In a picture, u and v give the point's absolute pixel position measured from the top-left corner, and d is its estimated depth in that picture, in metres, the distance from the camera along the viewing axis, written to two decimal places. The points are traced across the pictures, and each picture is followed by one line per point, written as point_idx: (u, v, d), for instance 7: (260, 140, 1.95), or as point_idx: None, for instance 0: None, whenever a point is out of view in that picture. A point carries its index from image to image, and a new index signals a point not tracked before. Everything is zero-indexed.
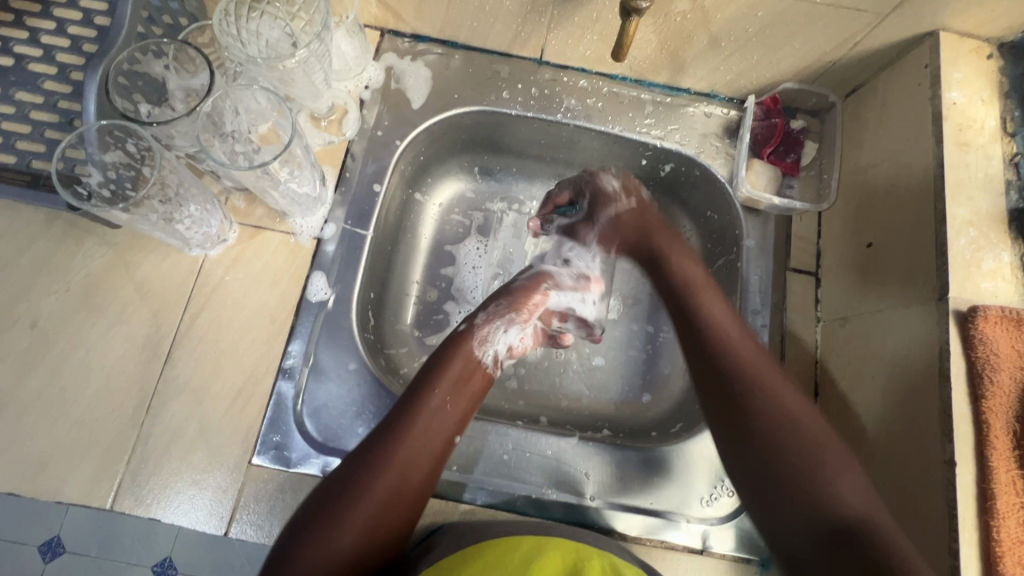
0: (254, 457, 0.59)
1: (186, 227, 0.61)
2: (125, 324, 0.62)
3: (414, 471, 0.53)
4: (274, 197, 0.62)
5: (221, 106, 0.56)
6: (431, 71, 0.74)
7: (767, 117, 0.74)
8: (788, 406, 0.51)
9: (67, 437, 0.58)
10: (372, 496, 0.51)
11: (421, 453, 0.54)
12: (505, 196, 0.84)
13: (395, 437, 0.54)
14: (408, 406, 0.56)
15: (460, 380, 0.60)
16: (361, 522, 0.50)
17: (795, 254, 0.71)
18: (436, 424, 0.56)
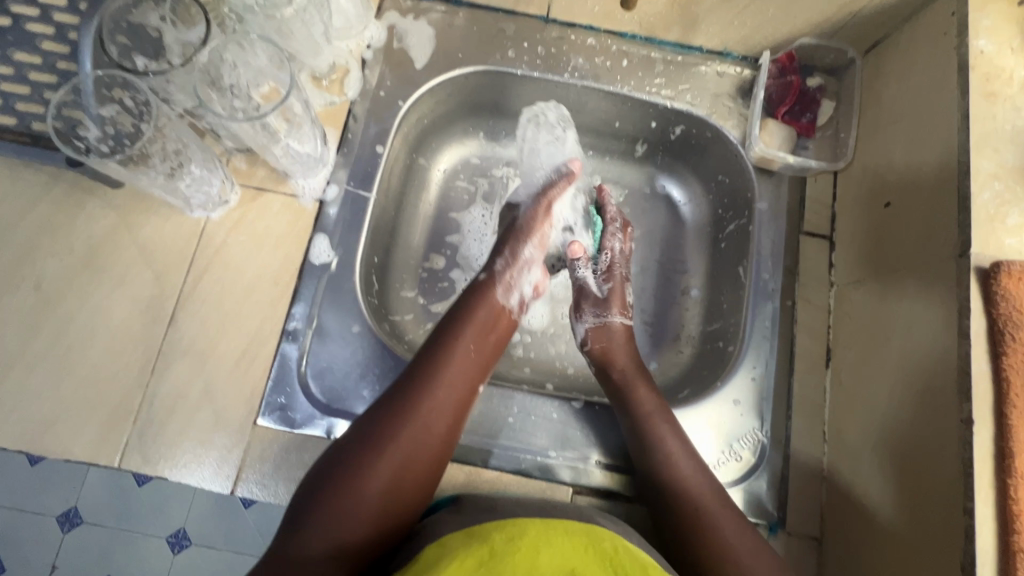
0: (259, 418, 0.59)
1: (187, 185, 0.61)
2: (129, 286, 0.61)
3: (438, 416, 0.54)
4: (276, 151, 0.61)
5: (219, 59, 0.55)
6: (434, 30, 0.72)
7: (782, 75, 0.70)
8: (686, 475, 0.57)
9: (75, 396, 0.58)
10: (396, 448, 0.51)
11: (445, 406, 0.55)
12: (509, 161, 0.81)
13: (418, 389, 0.55)
14: (430, 361, 0.57)
15: (484, 330, 0.61)
16: (388, 473, 0.50)
17: (809, 217, 0.69)
18: (457, 376, 0.57)
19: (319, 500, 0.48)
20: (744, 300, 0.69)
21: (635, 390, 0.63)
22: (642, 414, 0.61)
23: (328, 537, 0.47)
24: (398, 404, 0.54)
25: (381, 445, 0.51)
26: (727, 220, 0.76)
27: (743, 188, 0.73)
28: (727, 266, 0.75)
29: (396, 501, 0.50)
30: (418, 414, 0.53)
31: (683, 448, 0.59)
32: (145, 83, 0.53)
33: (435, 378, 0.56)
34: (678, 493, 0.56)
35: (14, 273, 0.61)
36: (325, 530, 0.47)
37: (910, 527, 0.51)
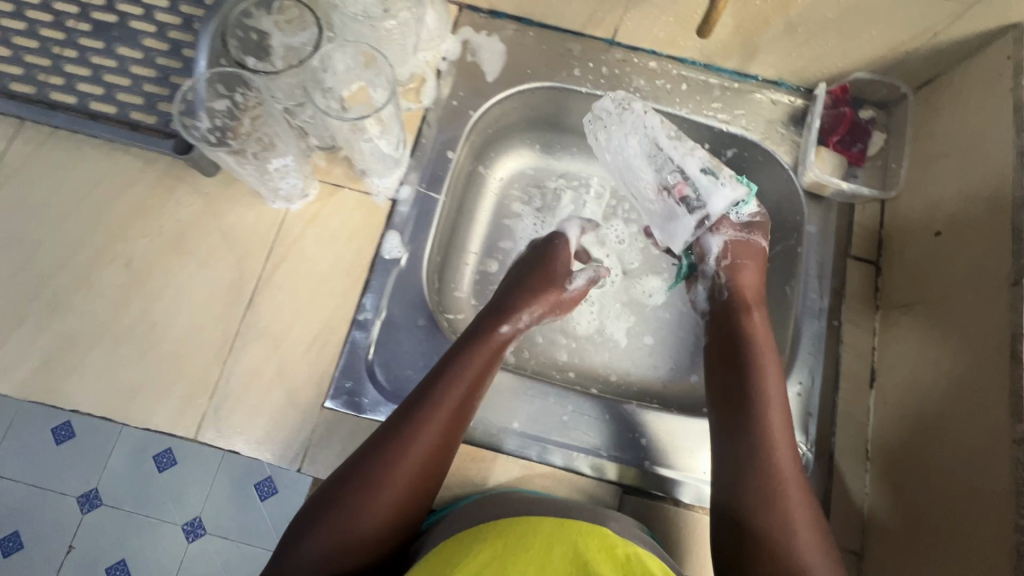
0: (326, 402, 0.62)
1: (276, 175, 0.63)
2: (212, 268, 0.65)
3: (426, 456, 0.55)
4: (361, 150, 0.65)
5: (325, 61, 0.59)
6: (506, 47, 0.76)
7: (835, 107, 0.74)
8: (785, 479, 0.57)
9: (158, 368, 0.62)
10: (419, 439, 0.55)
11: (460, 402, 0.58)
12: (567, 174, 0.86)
13: (440, 386, 0.59)
14: (456, 359, 0.61)
15: (477, 376, 0.60)
16: (412, 462, 0.55)
17: (857, 242, 0.72)
18: (475, 373, 0.60)
19: (352, 480, 0.54)
20: (791, 318, 0.71)
21: (760, 355, 0.65)
22: (756, 378, 0.63)
23: (361, 511, 0.53)
24: (422, 398, 0.58)
25: (406, 438, 0.55)
26: (774, 241, 0.79)
27: (793, 211, 0.76)
28: (773, 285, 0.77)
29: (418, 485, 0.55)
30: (432, 422, 0.57)
31: (782, 419, 0.61)
32: (259, 81, 0.57)
33: (457, 377, 0.59)
34: (770, 494, 0.56)
35: (107, 250, 0.65)
36: (359, 503, 0.53)
37: (957, 544, 0.52)
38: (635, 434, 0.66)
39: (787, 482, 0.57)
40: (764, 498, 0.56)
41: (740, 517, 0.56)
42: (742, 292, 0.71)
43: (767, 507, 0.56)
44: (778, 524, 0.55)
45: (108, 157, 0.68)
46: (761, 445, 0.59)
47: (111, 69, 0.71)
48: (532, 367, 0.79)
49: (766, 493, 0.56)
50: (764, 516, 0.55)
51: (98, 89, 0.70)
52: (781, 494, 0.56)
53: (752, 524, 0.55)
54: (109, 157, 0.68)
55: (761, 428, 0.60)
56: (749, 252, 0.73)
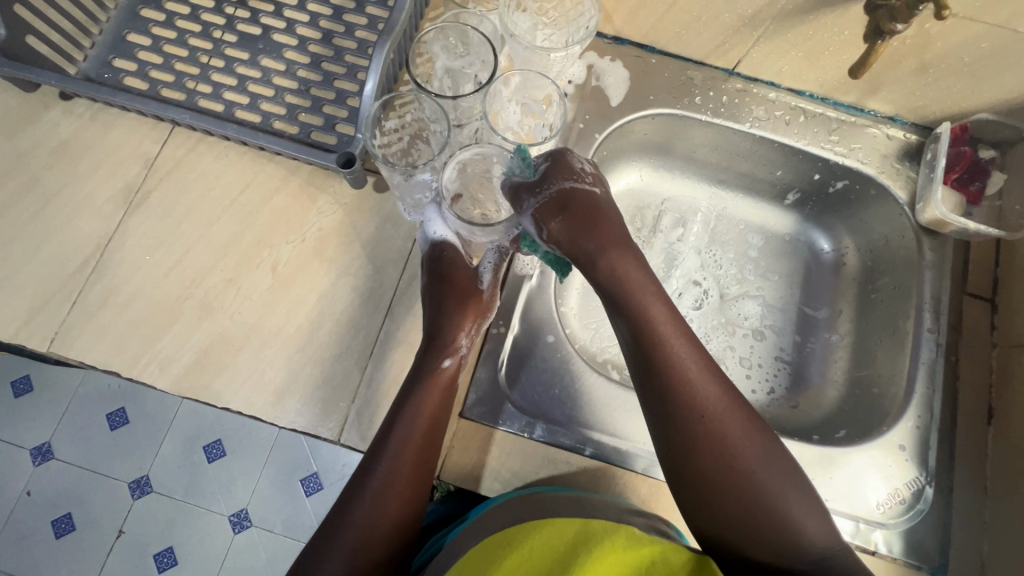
0: (466, 410, 0.65)
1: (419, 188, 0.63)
2: (352, 276, 0.68)
3: (405, 457, 0.56)
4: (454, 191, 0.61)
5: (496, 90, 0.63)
6: (629, 72, 0.78)
7: (955, 146, 0.75)
8: (744, 459, 0.51)
9: (303, 370, 0.64)
10: (389, 457, 0.56)
11: (426, 418, 0.58)
12: (481, 150, 0.59)
13: (400, 407, 0.58)
14: (414, 383, 0.59)
15: (448, 380, 0.61)
16: (385, 478, 0.56)
17: (972, 278, 0.73)
18: (431, 389, 0.59)
19: (350, 501, 0.56)
20: (904, 350, 0.72)
21: (645, 301, 0.53)
22: (648, 325, 0.53)
23: (359, 527, 0.54)
24: (389, 422, 0.58)
25: (377, 456, 0.57)
26: (880, 274, 0.81)
27: (906, 246, 0.77)
28: (880, 316, 0.78)
29: (401, 500, 0.56)
30: (407, 420, 0.58)
31: (700, 364, 0.53)
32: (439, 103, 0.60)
33: (413, 396, 0.59)
34: (729, 479, 0.51)
35: (254, 254, 0.67)
36: (359, 521, 0.54)
37: None
38: None
39: (739, 436, 0.52)
40: (730, 462, 0.52)
41: (707, 506, 0.52)
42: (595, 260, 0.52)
43: (735, 489, 0.51)
44: (747, 502, 0.51)
45: (253, 165, 0.71)
46: (700, 437, 0.52)
47: (256, 80, 0.74)
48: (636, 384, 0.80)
49: (728, 477, 0.51)
50: (734, 496, 0.51)
51: (244, 98, 0.73)
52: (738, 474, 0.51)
53: (722, 510, 0.52)
54: (255, 165, 0.71)
55: (682, 417, 0.52)
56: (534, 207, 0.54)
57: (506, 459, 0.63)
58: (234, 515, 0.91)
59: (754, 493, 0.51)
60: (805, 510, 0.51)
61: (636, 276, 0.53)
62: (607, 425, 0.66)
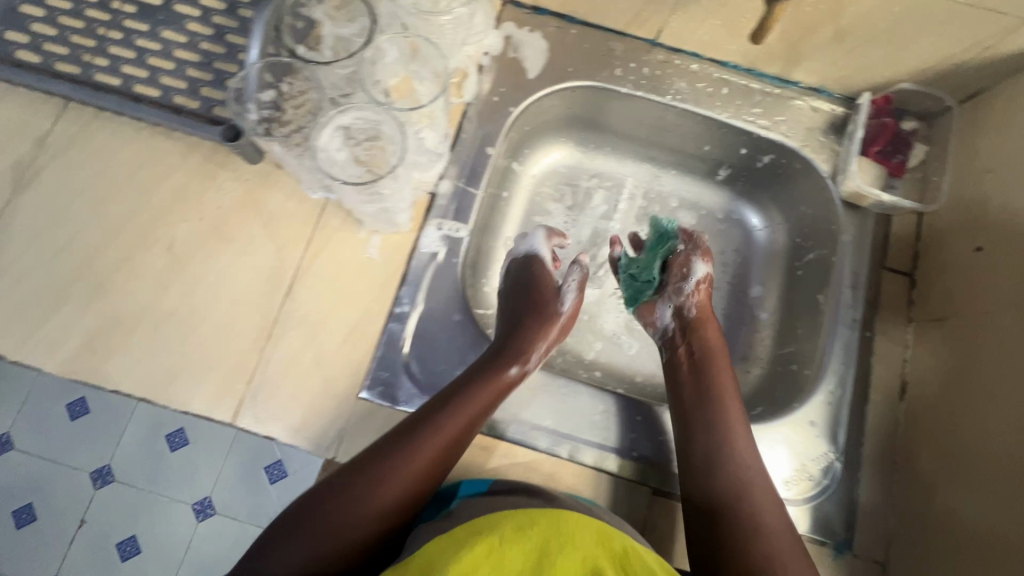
0: (361, 393, 0.63)
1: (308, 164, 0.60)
2: (254, 256, 0.66)
3: (425, 459, 0.55)
4: (341, 158, 0.59)
5: (377, 55, 0.60)
6: (547, 43, 0.76)
7: (877, 117, 0.74)
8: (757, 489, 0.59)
9: (197, 352, 0.63)
10: (390, 477, 0.53)
11: (447, 441, 0.56)
12: (360, 113, 0.59)
13: (416, 436, 0.55)
14: (459, 391, 0.59)
15: (490, 402, 0.60)
16: (377, 497, 0.52)
17: (892, 253, 0.72)
18: (455, 433, 0.57)
19: (326, 495, 0.52)
20: (822, 326, 0.71)
21: (720, 373, 0.67)
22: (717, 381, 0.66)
23: (327, 528, 0.50)
24: (402, 441, 0.55)
25: (379, 471, 0.53)
26: (806, 249, 0.79)
27: (828, 221, 0.76)
28: (804, 293, 0.77)
29: (379, 525, 0.52)
30: (447, 423, 0.57)
31: (740, 419, 0.64)
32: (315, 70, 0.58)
33: (437, 428, 0.56)
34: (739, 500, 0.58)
35: (151, 233, 0.65)
36: (329, 521, 0.50)
37: (991, 560, 0.53)
38: (630, 419, 0.68)
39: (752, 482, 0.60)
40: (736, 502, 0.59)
41: (710, 538, 0.57)
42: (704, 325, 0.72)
43: (739, 524, 0.57)
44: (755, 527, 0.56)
45: (152, 141, 0.68)
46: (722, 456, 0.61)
47: (156, 52, 0.71)
48: (560, 363, 0.81)
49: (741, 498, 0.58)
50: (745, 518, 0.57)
51: (142, 71, 0.70)
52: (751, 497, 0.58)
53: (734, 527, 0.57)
54: (154, 141, 0.68)
55: (711, 441, 0.62)
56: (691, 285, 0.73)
57: None
58: None
59: (752, 540, 0.56)
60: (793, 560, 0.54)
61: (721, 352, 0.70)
62: (511, 404, 0.66)
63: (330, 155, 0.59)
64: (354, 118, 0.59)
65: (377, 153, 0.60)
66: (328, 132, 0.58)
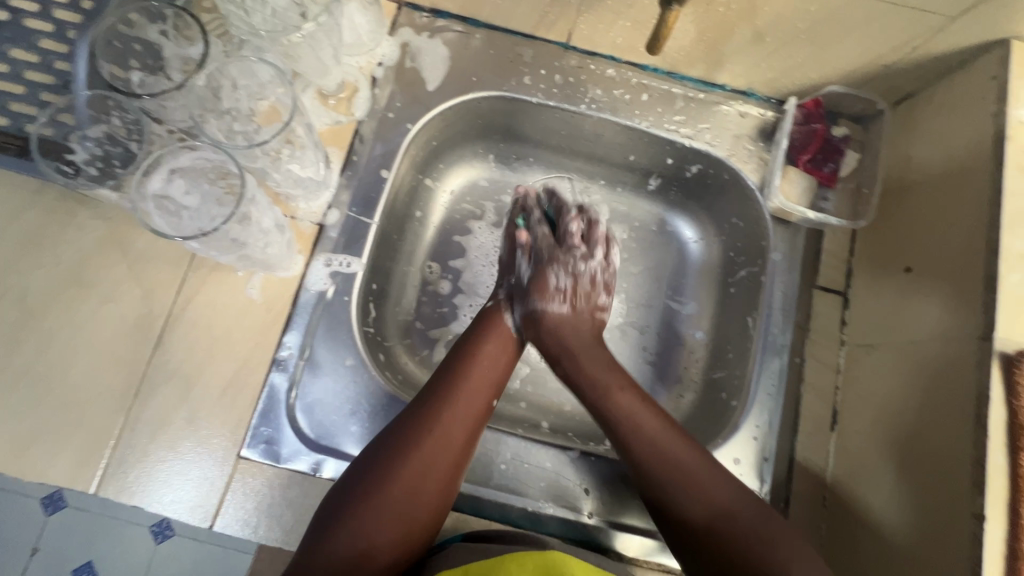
0: (244, 450, 0.57)
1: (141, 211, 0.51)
2: (117, 303, 0.59)
3: (423, 481, 0.51)
4: (191, 204, 0.51)
5: (218, 79, 0.52)
6: (449, 50, 0.69)
7: (807, 122, 0.68)
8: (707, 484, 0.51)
9: (54, 416, 0.56)
10: (410, 469, 0.51)
11: (444, 463, 0.53)
12: (200, 153, 0.50)
13: (427, 423, 0.54)
14: (443, 402, 0.55)
15: (478, 407, 0.57)
16: (398, 499, 0.50)
17: (825, 271, 0.67)
18: (467, 411, 0.56)
19: (344, 505, 0.49)
20: (752, 352, 0.66)
21: (607, 366, 0.61)
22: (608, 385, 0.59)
23: (353, 544, 0.48)
24: (418, 429, 0.53)
25: (398, 465, 0.51)
26: (739, 265, 0.73)
27: (758, 235, 0.70)
28: (736, 312, 0.72)
29: (422, 515, 0.51)
30: (437, 434, 0.53)
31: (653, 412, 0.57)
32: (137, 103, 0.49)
33: (444, 412, 0.55)
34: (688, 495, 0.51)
35: None
36: (352, 535, 0.48)
37: None
38: (538, 466, 0.62)
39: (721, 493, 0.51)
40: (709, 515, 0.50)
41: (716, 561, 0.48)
42: (551, 316, 0.65)
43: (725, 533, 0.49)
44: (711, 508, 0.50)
45: None
46: (656, 460, 0.53)
47: None
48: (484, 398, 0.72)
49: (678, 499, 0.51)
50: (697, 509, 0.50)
51: None
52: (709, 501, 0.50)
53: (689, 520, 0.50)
54: None
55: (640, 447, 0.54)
56: (553, 293, 0.66)
57: (291, 504, 0.57)
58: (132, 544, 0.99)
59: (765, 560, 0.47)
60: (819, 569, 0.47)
61: (589, 353, 0.63)
62: None
63: (174, 203, 0.51)
64: (192, 160, 0.51)
65: (228, 194, 0.51)
66: (161, 176, 0.50)
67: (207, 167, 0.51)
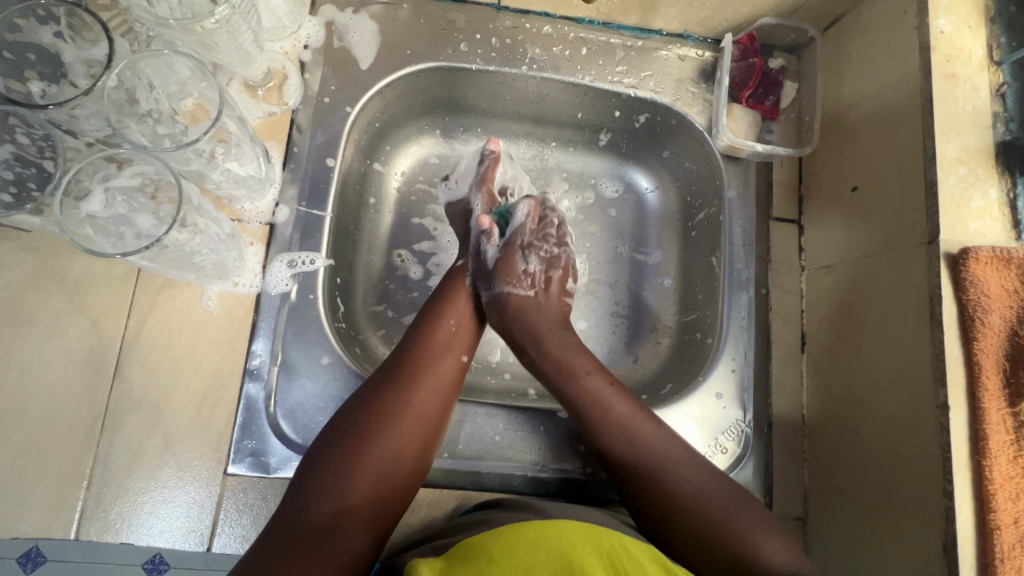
0: (230, 466, 0.55)
1: (100, 229, 0.48)
2: (63, 338, 0.55)
3: (399, 435, 0.50)
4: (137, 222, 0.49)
5: (130, 81, 0.48)
6: (377, 25, 0.66)
7: (744, 58, 0.69)
8: (653, 446, 0.53)
9: (14, 468, 0.52)
10: (386, 432, 0.50)
11: (421, 413, 0.52)
12: (139, 169, 0.48)
13: (399, 379, 0.53)
14: (416, 357, 0.55)
15: (447, 355, 0.56)
16: (377, 457, 0.49)
17: (778, 202, 0.69)
18: (441, 369, 0.55)
19: (320, 467, 0.48)
20: (718, 290, 0.68)
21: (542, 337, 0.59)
22: (531, 333, 0.59)
23: (331, 503, 0.47)
24: (389, 384, 0.52)
25: (376, 423, 0.50)
26: (696, 208, 0.74)
27: (711, 175, 0.71)
28: (699, 253, 0.73)
29: (401, 469, 0.50)
30: (412, 390, 0.52)
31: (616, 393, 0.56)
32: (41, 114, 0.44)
33: (417, 370, 0.54)
34: (657, 476, 0.51)
35: None
36: (331, 493, 0.47)
37: (892, 513, 0.51)
38: (532, 433, 0.62)
39: (666, 460, 0.52)
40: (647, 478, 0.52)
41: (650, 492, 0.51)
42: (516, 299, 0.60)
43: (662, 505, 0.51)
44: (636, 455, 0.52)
45: None
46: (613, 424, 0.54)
47: None
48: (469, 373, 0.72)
49: (642, 463, 0.52)
50: (676, 506, 0.50)
51: None
52: (669, 477, 0.51)
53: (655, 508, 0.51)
54: None
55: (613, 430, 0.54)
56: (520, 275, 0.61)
57: None
58: (148, 563, 0.53)
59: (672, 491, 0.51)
60: (763, 536, 0.48)
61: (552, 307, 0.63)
62: None
63: (117, 225, 0.49)
64: (136, 178, 0.48)
65: (168, 207, 0.49)
66: (98, 199, 0.48)
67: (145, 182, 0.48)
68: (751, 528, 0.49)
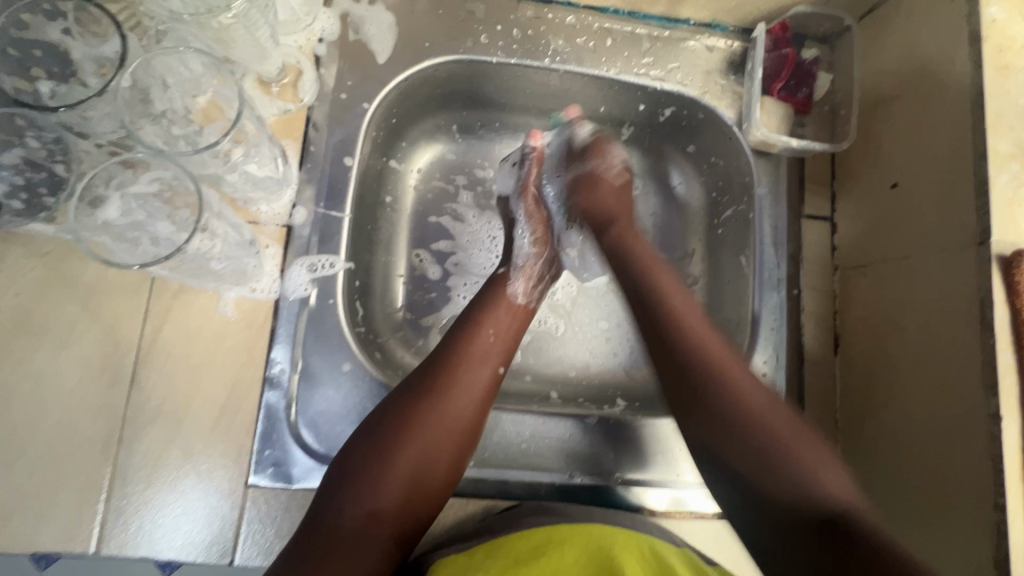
0: (251, 478, 0.54)
1: (116, 239, 0.46)
2: (77, 347, 0.53)
3: (431, 445, 0.48)
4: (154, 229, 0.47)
5: (144, 80, 0.46)
6: (395, 17, 0.64)
7: (777, 48, 0.66)
8: (744, 392, 0.46)
9: (30, 480, 0.51)
10: (417, 438, 0.48)
11: (454, 423, 0.50)
12: (155, 174, 0.45)
13: (433, 386, 0.51)
14: (450, 364, 0.52)
15: (482, 364, 0.54)
16: (406, 461, 0.47)
17: (810, 199, 0.67)
18: (476, 380, 0.53)
19: (347, 475, 0.47)
20: (749, 291, 0.66)
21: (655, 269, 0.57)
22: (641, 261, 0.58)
23: (359, 509, 0.45)
24: (423, 391, 0.50)
25: (406, 428, 0.48)
26: (723, 205, 0.72)
27: (740, 171, 0.69)
28: (727, 252, 0.71)
29: (430, 479, 0.48)
30: (446, 399, 0.50)
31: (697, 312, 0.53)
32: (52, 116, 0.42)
33: (455, 380, 0.51)
34: (744, 412, 0.45)
35: None
36: (359, 499, 0.46)
37: (936, 524, 0.50)
38: (560, 440, 0.61)
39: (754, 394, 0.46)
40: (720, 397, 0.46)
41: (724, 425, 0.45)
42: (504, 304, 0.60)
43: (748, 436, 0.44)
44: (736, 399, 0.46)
45: None
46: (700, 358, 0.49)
47: None
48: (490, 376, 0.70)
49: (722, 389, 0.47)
50: (733, 421, 0.45)
51: None
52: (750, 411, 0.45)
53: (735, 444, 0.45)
54: None
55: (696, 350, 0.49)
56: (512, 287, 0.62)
57: None
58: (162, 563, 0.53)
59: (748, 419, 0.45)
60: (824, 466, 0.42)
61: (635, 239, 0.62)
62: None
63: (133, 232, 0.47)
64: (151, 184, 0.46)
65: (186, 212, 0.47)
66: (115, 206, 0.46)
67: (161, 189, 0.46)
68: (806, 456, 0.43)
